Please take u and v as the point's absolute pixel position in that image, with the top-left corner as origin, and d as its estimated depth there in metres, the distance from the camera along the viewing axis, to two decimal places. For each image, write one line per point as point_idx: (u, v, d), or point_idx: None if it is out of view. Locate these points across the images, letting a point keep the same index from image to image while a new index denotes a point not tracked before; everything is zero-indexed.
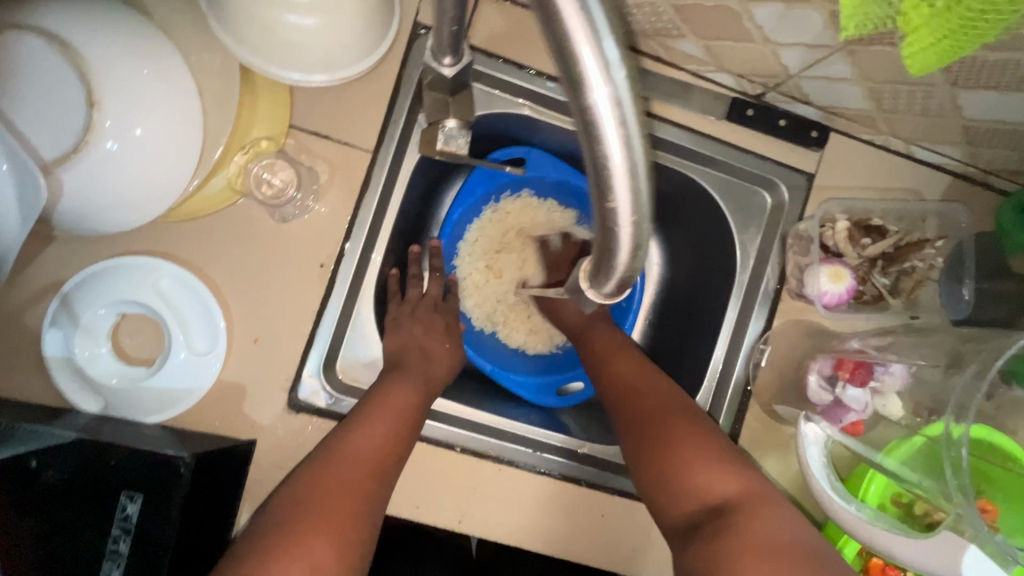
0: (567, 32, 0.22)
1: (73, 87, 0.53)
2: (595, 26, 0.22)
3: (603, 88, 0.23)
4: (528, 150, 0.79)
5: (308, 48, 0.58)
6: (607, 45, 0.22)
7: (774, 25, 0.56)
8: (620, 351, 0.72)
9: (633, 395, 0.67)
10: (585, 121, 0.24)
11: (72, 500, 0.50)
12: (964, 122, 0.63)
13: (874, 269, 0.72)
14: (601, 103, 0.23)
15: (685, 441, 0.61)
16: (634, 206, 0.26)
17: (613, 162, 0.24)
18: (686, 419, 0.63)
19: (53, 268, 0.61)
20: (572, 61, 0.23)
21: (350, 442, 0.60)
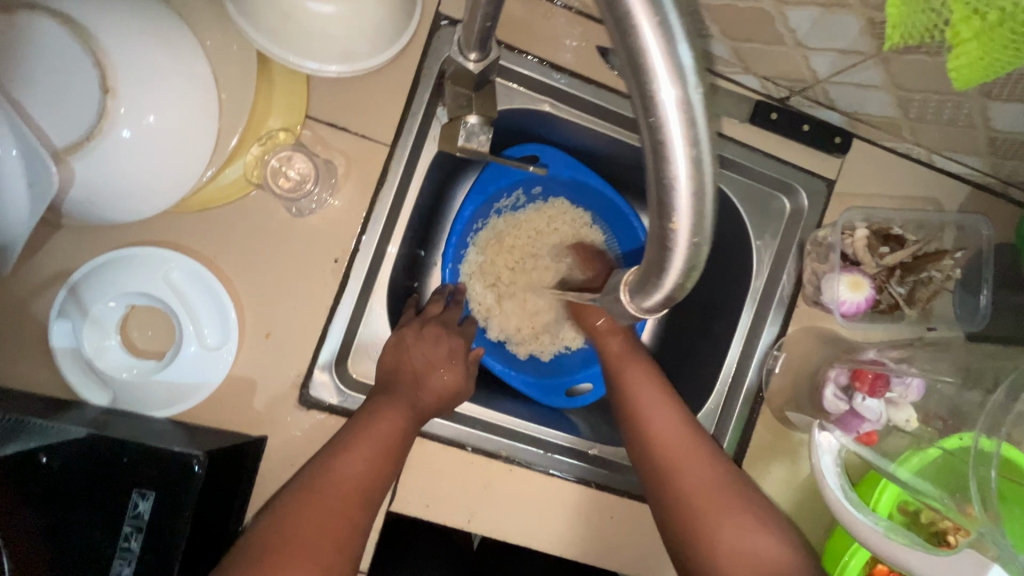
0: (643, 43, 0.21)
1: (86, 71, 0.51)
2: (670, 26, 0.21)
3: (672, 91, 0.22)
4: (543, 147, 0.76)
5: (329, 38, 0.57)
6: (685, 58, 0.21)
7: (808, 29, 0.55)
8: (634, 373, 0.71)
9: (665, 444, 0.66)
10: (651, 125, 0.23)
11: (83, 496, 0.50)
12: (990, 134, 0.62)
13: (892, 278, 0.71)
14: (674, 120, 0.22)
15: (721, 515, 0.62)
16: (697, 215, 0.24)
17: (679, 170, 0.23)
18: (720, 496, 0.63)
19: (60, 257, 0.59)
20: (642, 62, 0.21)
21: (333, 472, 0.59)
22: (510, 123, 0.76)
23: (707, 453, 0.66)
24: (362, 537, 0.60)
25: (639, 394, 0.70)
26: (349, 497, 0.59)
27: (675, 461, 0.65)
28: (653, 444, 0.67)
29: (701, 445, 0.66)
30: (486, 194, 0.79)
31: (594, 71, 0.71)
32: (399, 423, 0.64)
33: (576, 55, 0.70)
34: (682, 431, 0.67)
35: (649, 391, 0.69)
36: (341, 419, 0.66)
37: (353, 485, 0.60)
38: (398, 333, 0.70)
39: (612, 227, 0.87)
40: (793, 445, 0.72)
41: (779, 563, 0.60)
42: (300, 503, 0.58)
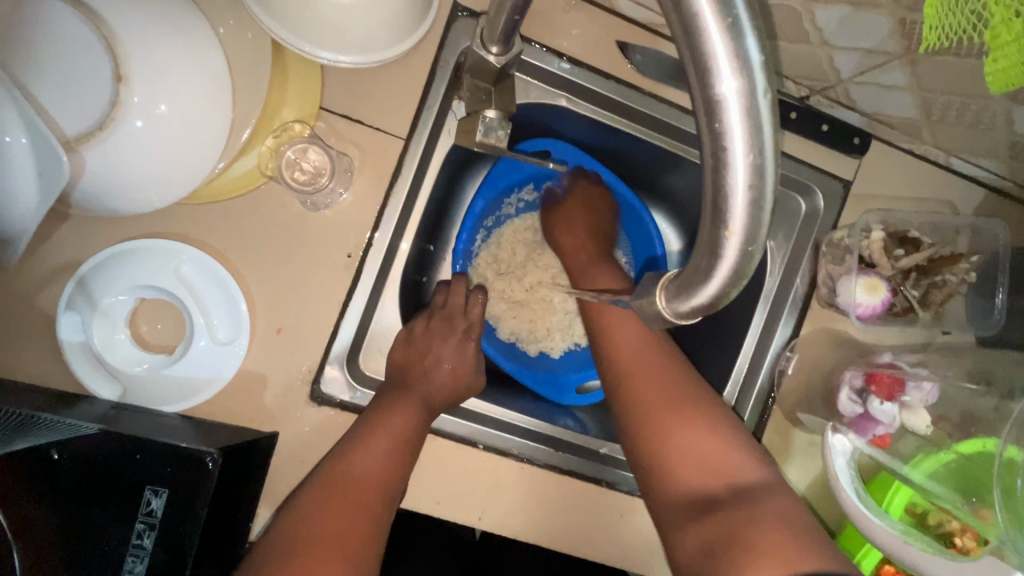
0: (714, 49, 0.22)
1: (98, 58, 0.50)
2: (735, 20, 0.21)
3: (734, 81, 0.22)
4: (552, 141, 0.75)
5: (347, 28, 0.55)
6: (754, 67, 0.22)
7: (835, 28, 0.54)
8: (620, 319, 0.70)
9: (625, 362, 0.69)
10: (710, 115, 0.23)
11: (94, 493, 0.49)
12: (1011, 138, 0.62)
13: (906, 281, 0.70)
14: (737, 128, 0.23)
15: (682, 425, 0.63)
16: (753, 209, 0.24)
17: (737, 163, 0.23)
18: (676, 399, 0.64)
19: (68, 248, 0.58)
20: (703, 55, 0.22)
21: (350, 465, 0.59)
22: (525, 118, 0.74)
23: (678, 376, 0.66)
24: (383, 529, 0.61)
25: (612, 328, 0.71)
26: (367, 489, 0.59)
27: (632, 371, 0.68)
28: (616, 373, 0.69)
29: (668, 364, 0.67)
30: (496, 190, 0.78)
31: (612, 66, 0.70)
32: (412, 417, 0.64)
33: (595, 49, 0.69)
34: (643, 355, 0.68)
35: (624, 328, 0.70)
36: (352, 416, 0.65)
37: (370, 478, 0.59)
38: (408, 326, 0.70)
39: (624, 224, 0.85)
40: (804, 446, 0.72)
41: (751, 482, 0.58)
42: (323, 501, 0.57)
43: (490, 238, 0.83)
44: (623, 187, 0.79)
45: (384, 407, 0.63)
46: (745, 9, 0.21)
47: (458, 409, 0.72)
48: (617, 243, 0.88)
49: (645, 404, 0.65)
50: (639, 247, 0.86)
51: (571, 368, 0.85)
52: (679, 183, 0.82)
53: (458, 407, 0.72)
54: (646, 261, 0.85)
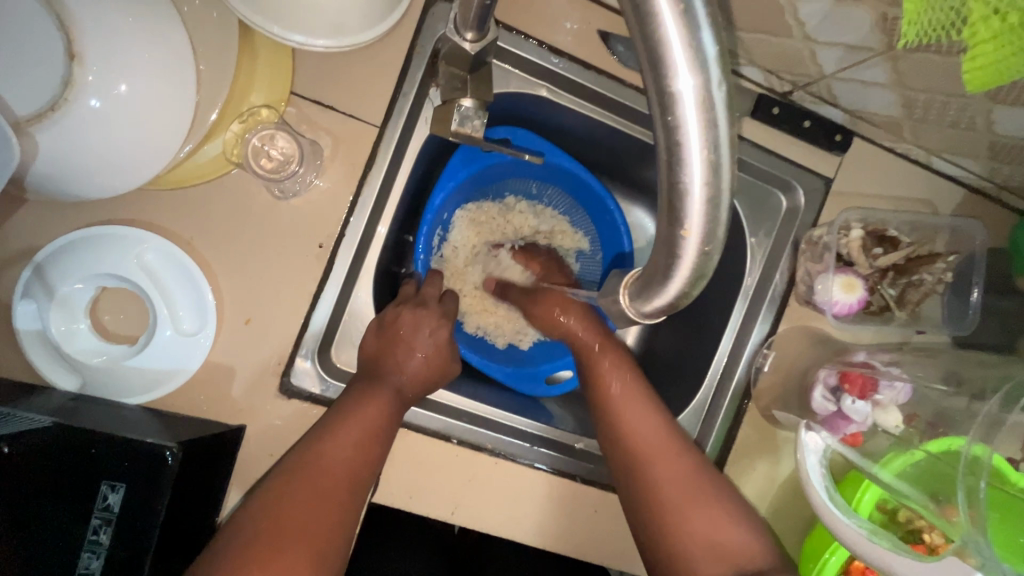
0: (667, 39, 0.20)
1: (50, 36, 0.48)
2: (692, 10, 0.20)
3: (689, 78, 0.21)
4: (512, 130, 0.72)
5: (317, 10, 0.53)
6: (709, 60, 0.21)
7: (818, 22, 0.53)
8: (630, 410, 0.68)
9: (641, 441, 0.66)
10: (665, 112, 0.22)
11: (50, 487, 0.47)
12: (991, 137, 0.62)
13: (884, 279, 0.71)
14: (692, 123, 0.22)
15: (694, 511, 0.62)
16: (710, 208, 0.23)
17: (693, 160, 0.22)
18: (688, 489, 0.63)
19: (25, 234, 0.56)
20: (658, 47, 0.21)
21: (319, 455, 0.58)
22: (504, 107, 0.73)
23: (682, 449, 0.66)
24: (352, 522, 0.59)
25: (623, 400, 0.69)
26: (335, 479, 0.58)
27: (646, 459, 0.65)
28: (626, 451, 0.66)
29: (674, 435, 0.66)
30: (456, 181, 0.74)
31: (594, 56, 0.68)
32: (384, 407, 0.63)
33: (576, 38, 0.68)
34: (659, 431, 0.67)
35: (634, 403, 0.68)
36: (322, 409, 0.64)
37: (339, 469, 0.58)
38: (380, 317, 0.67)
39: (588, 210, 0.85)
40: (778, 443, 0.72)
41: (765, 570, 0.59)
42: (290, 489, 0.56)
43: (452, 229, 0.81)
44: (591, 178, 0.78)
45: (365, 391, 0.63)
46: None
47: (431, 403, 0.71)
48: (581, 226, 0.87)
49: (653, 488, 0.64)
50: (603, 233, 0.85)
51: (540, 359, 0.85)
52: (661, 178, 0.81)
53: (427, 398, 0.70)
54: (610, 246, 0.85)
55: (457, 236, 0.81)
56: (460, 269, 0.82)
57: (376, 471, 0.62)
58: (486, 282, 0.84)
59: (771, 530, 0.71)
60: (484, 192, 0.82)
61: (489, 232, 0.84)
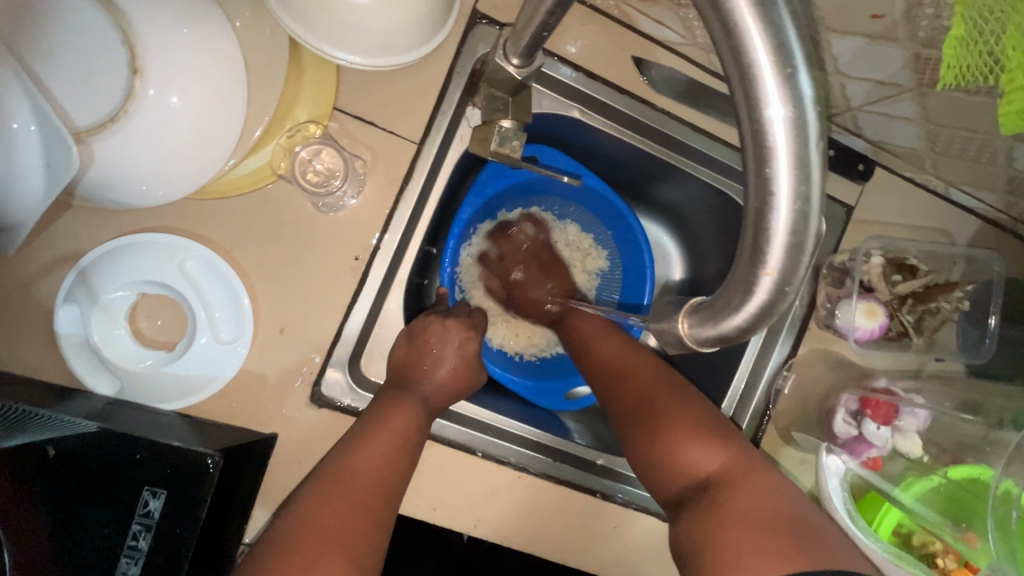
0: (769, 91, 0.22)
1: (116, 51, 0.50)
2: (788, 58, 0.22)
3: (781, 110, 0.22)
4: (540, 148, 0.73)
5: (368, 31, 0.55)
6: (808, 111, 0.23)
7: (850, 57, 0.55)
8: (601, 338, 0.74)
9: (616, 367, 0.70)
10: (757, 151, 0.23)
11: (89, 494, 0.48)
12: (1011, 172, 0.64)
13: (903, 306, 0.72)
14: (783, 173, 0.23)
15: (677, 426, 0.62)
16: (794, 250, 0.25)
17: (780, 197, 0.24)
18: (669, 401, 0.64)
19: (70, 239, 0.57)
20: (752, 87, 0.23)
21: (352, 462, 0.59)
22: (536, 124, 0.74)
23: (661, 377, 0.67)
24: (383, 532, 0.59)
25: (591, 339, 0.74)
26: (368, 487, 0.58)
27: (620, 377, 0.68)
28: (602, 380, 0.70)
29: (653, 367, 0.69)
30: (485, 197, 0.76)
31: (627, 81, 0.71)
32: (413, 418, 0.63)
33: (611, 64, 0.70)
34: (633, 361, 0.70)
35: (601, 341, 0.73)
36: (351, 419, 0.65)
37: (372, 476, 0.59)
38: (410, 327, 0.68)
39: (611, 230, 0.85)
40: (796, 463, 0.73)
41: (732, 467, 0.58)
42: (326, 495, 0.57)
43: (474, 245, 0.82)
44: (614, 196, 0.79)
45: (386, 396, 0.64)
46: (799, 57, 0.22)
47: (453, 415, 0.71)
48: (603, 245, 0.88)
49: (633, 394, 0.67)
50: (624, 252, 0.86)
51: (557, 374, 0.86)
52: (682, 199, 0.83)
53: (448, 410, 0.71)
54: (632, 265, 0.85)
55: (477, 251, 0.83)
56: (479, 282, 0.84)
57: (406, 479, 0.62)
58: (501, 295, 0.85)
59: None
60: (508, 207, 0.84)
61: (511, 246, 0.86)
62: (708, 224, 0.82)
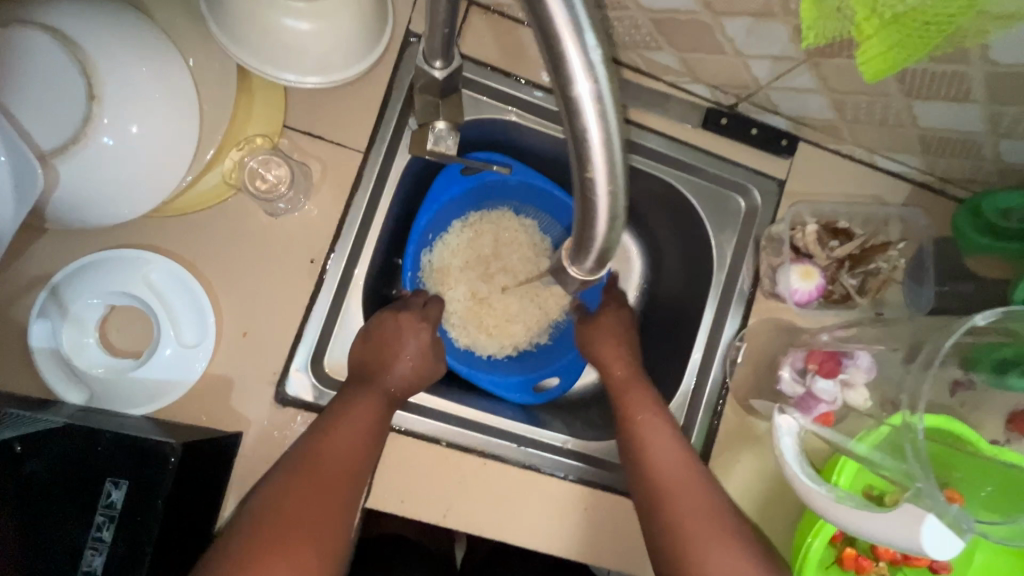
0: (566, 54, 0.28)
1: (73, 82, 0.55)
2: (579, 24, 0.27)
3: (585, 82, 0.29)
4: (490, 154, 0.79)
5: (304, 52, 0.61)
6: (598, 71, 0.29)
7: (743, 38, 0.61)
8: (653, 425, 0.69)
9: (661, 467, 0.66)
10: (567, 99, 0.30)
11: (55, 489, 0.50)
12: (920, 132, 0.68)
13: (841, 270, 0.75)
14: (589, 105, 0.30)
15: (708, 542, 0.62)
16: (608, 171, 0.32)
17: (591, 130, 0.30)
18: (707, 512, 0.63)
19: (42, 261, 0.62)
20: (553, 41, 0.28)
21: (315, 454, 0.61)
22: (478, 131, 0.80)
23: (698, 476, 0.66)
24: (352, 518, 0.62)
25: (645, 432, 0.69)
26: (335, 476, 0.61)
27: (670, 481, 0.65)
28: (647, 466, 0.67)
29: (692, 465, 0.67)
30: (440, 205, 0.80)
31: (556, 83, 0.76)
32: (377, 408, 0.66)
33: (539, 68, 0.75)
34: (676, 459, 0.67)
35: (646, 421, 0.69)
36: (315, 416, 0.67)
37: (338, 466, 0.61)
38: (366, 328, 0.70)
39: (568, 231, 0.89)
40: (759, 432, 0.75)
41: None
42: (290, 488, 0.59)
43: (434, 252, 0.86)
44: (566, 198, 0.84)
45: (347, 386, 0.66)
46: (586, 19, 0.28)
47: (416, 408, 0.73)
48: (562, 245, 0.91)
49: (672, 494, 0.65)
50: None
51: (521, 368, 0.88)
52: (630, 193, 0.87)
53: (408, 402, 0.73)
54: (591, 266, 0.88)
55: (440, 256, 0.86)
56: (443, 285, 0.86)
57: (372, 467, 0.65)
58: (468, 294, 0.88)
59: (763, 521, 0.73)
60: (464, 215, 0.88)
61: (474, 249, 0.88)
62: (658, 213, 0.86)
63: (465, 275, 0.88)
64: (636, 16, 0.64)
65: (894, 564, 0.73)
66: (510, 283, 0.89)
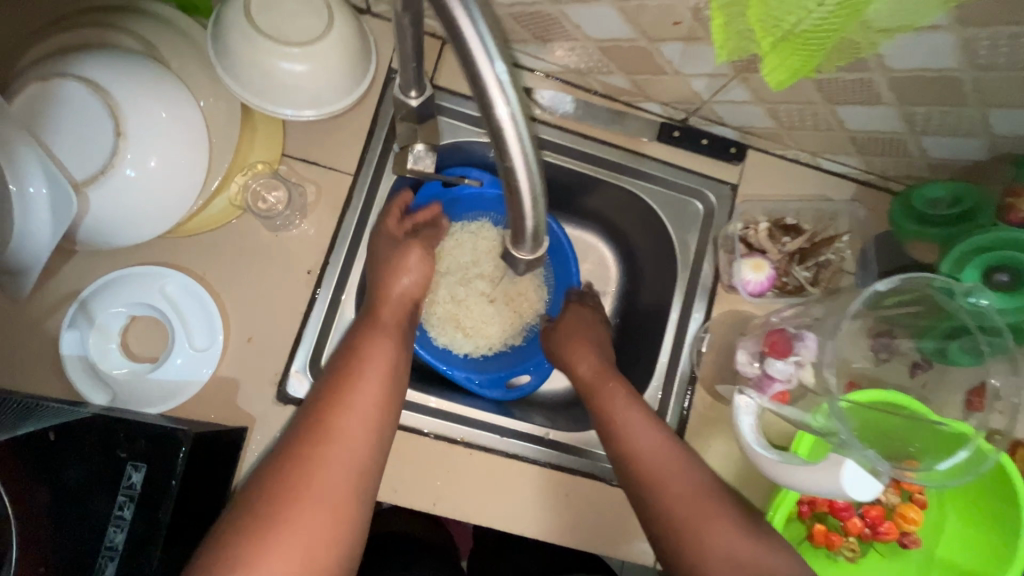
0: (479, 71, 0.37)
1: (103, 122, 0.64)
2: (489, 52, 0.36)
3: (499, 97, 0.38)
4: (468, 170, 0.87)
5: (298, 89, 0.71)
6: (508, 89, 0.38)
7: (679, 58, 0.69)
8: (635, 421, 0.74)
9: (647, 459, 0.71)
10: (486, 110, 0.39)
11: (81, 473, 0.57)
12: (850, 134, 0.76)
13: (793, 263, 0.82)
14: (504, 115, 0.39)
15: (706, 521, 0.67)
16: (524, 164, 0.42)
17: (507, 132, 0.40)
18: (697, 497, 0.69)
19: (72, 280, 0.71)
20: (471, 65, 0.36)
21: (328, 435, 0.62)
22: (457, 153, 0.89)
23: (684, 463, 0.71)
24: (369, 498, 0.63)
25: (627, 427, 0.73)
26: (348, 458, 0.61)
27: (655, 471, 0.71)
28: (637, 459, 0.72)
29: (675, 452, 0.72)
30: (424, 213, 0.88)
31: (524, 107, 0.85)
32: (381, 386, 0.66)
33: None
34: (660, 448, 0.72)
35: (629, 416, 0.74)
36: None
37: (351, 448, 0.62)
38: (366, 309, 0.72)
39: None
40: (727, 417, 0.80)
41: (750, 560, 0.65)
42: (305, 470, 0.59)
43: None
44: None
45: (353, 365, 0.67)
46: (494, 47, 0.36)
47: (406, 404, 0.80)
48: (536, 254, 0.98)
49: (665, 483, 0.70)
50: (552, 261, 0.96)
51: (500, 367, 0.95)
52: (602, 205, 0.95)
53: None
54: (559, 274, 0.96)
55: None
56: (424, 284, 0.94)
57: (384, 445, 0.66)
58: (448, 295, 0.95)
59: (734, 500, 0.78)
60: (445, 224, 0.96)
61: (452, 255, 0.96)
62: (626, 221, 0.94)
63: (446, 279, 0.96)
64: (586, 45, 0.74)
65: (864, 539, 0.77)
66: (487, 288, 0.97)
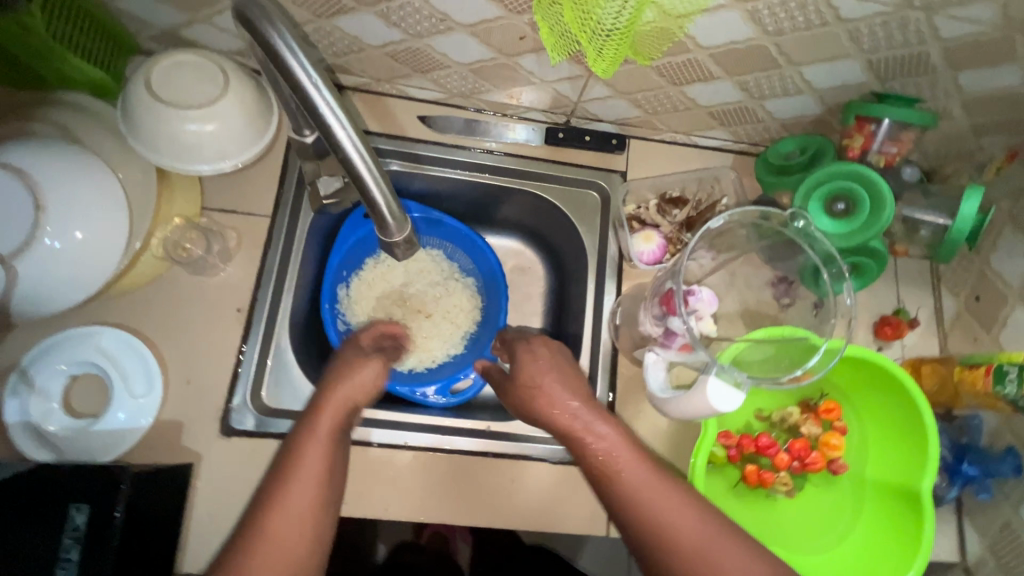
0: (304, 88, 0.50)
1: (20, 199, 0.69)
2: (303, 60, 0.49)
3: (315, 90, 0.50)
4: None
5: (205, 146, 0.78)
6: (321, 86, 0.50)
7: (538, 68, 0.79)
8: (615, 447, 0.69)
9: (626, 483, 0.67)
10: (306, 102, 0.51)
11: (25, 524, 0.60)
12: (707, 110, 0.85)
13: (682, 231, 0.92)
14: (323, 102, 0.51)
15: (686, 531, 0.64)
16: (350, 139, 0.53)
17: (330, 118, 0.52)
18: (678, 506, 0.65)
19: (12, 352, 0.75)
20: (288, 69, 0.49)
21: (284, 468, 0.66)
22: None
23: (662, 479, 0.67)
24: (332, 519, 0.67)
25: (608, 454, 0.69)
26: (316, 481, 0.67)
27: (636, 492, 0.66)
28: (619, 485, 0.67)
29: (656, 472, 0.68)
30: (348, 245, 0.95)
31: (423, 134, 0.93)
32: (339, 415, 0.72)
33: (405, 124, 0.93)
34: (641, 470, 0.67)
35: (609, 444, 0.69)
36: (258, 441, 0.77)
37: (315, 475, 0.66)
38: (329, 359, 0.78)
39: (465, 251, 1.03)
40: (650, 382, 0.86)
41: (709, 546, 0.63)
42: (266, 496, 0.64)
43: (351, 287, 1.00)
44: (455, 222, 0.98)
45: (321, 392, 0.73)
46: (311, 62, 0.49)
47: None
48: (463, 264, 1.04)
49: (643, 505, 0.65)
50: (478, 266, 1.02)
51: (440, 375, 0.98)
52: (515, 212, 1.02)
53: None
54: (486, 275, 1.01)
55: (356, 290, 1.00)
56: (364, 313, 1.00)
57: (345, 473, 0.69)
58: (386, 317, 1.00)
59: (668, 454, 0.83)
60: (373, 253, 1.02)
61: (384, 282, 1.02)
62: (538, 221, 1.01)
63: (382, 304, 1.01)
64: (458, 70, 0.83)
65: (796, 472, 0.81)
66: (423, 306, 1.02)
